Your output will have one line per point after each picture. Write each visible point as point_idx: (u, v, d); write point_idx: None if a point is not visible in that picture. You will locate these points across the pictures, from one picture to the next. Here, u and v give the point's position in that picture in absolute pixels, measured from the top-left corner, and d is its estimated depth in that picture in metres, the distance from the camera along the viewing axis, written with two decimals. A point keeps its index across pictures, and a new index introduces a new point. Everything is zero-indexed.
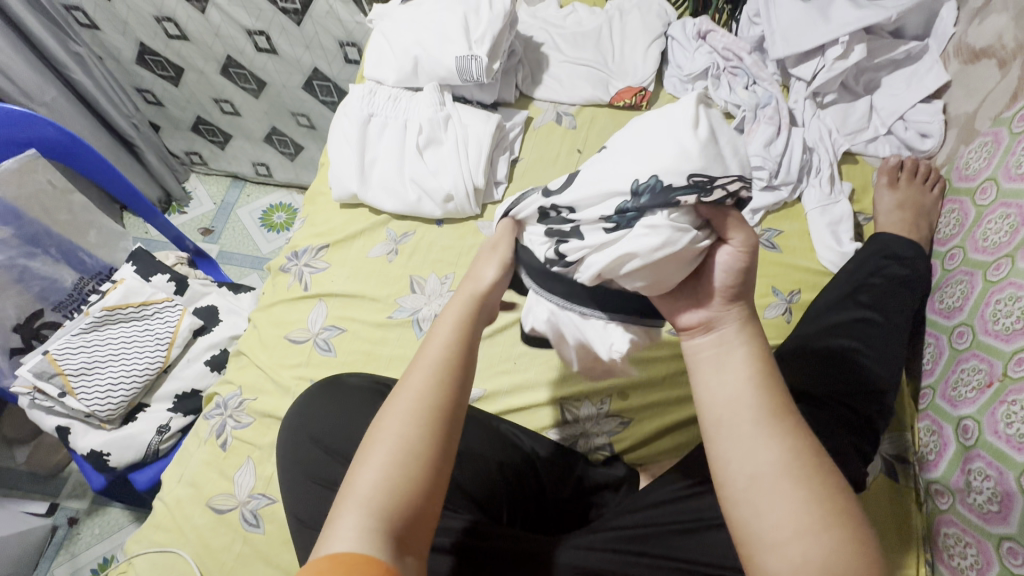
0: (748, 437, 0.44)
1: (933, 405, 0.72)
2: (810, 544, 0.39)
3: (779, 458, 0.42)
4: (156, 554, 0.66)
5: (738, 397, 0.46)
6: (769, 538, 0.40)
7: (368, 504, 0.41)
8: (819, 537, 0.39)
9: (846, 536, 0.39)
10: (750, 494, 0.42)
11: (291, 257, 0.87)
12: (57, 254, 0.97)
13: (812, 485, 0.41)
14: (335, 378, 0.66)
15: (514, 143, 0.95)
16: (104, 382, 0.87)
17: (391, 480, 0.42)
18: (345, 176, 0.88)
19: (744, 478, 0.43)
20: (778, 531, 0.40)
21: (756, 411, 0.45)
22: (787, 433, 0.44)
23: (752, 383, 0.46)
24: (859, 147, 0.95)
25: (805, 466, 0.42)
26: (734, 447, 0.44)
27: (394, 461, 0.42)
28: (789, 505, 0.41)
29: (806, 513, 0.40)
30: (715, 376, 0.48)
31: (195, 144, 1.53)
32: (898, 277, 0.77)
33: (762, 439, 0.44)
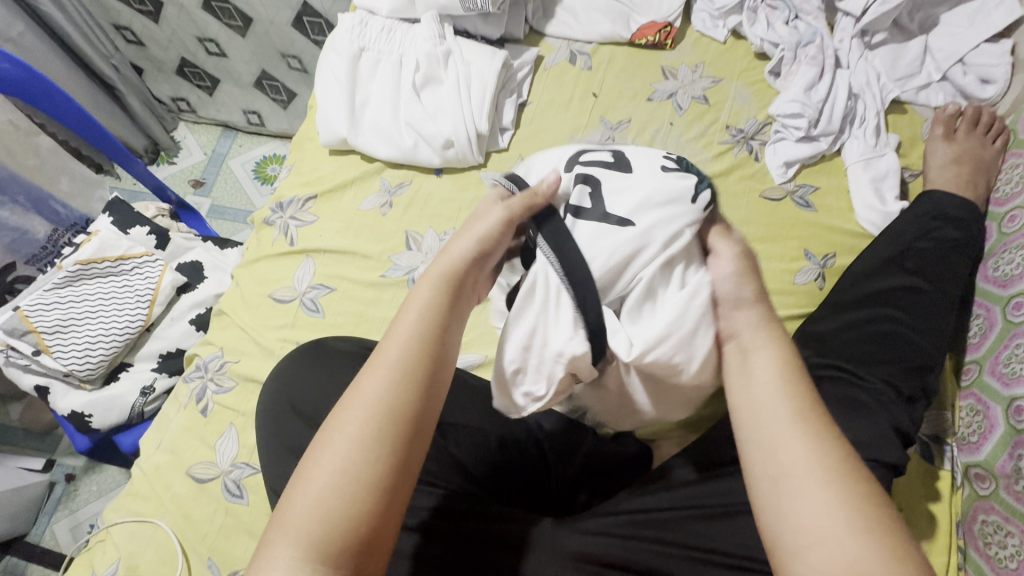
0: (778, 444, 0.38)
1: (979, 382, 0.66)
2: (837, 556, 0.34)
3: (812, 462, 0.37)
4: (134, 524, 0.62)
5: (767, 390, 0.41)
6: (794, 547, 0.35)
7: (310, 511, 0.34)
8: (846, 548, 0.34)
9: (884, 551, 0.34)
10: (775, 498, 0.37)
11: (275, 209, 0.80)
12: (27, 203, 0.90)
13: (842, 491, 0.36)
14: (321, 341, 0.60)
15: (522, 85, 0.85)
16: (82, 340, 0.82)
17: (345, 480, 0.35)
18: (334, 119, 0.79)
19: (768, 479, 0.38)
20: (801, 541, 0.35)
21: (789, 407, 0.40)
22: (824, 432, 0.38)
23: (786, 374, 0.41)
24: (909, 95, 0.84)
25: (845, 481, 0.36)
26: (760, 446, 0.39)
27: (340, 473, 0.35)
28: (818, 517, 0.35)
29: (834, 524, 0.35)
30: (753, 376, 0.42)
31: (181, 88, 1.42)
32: (950, 240, 0.68)
33: (792, 440, 0.38)
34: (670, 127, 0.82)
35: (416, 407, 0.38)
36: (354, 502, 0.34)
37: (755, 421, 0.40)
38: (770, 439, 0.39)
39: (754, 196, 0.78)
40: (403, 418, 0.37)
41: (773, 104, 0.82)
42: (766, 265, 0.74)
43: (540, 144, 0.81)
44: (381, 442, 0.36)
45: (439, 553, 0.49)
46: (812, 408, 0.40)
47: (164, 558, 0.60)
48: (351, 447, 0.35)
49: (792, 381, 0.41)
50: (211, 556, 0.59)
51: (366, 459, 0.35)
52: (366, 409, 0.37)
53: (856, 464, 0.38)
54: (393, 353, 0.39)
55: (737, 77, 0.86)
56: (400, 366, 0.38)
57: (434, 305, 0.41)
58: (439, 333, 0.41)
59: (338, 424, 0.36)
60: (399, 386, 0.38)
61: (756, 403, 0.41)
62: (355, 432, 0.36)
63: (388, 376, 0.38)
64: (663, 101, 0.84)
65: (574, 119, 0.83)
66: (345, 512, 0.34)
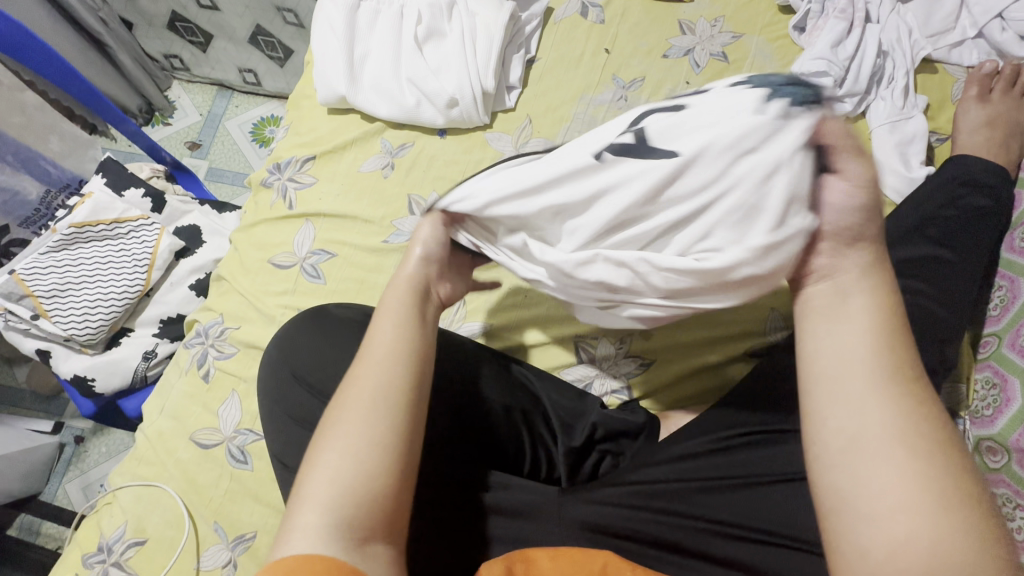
0: (861, 405, 0.36)
1: (997, 356, 0.64)
2: (922, 529, 0.32)
3: (895, 425, 0.35)
4: (140, 487, 0.63)
5: (860, 343, 0.37)
6: (860, 515, 0.34)
7: (332, 485, 0.36)
8: (929, 520, 0.32)
9: (961, 528, 0.32)
10: (849, 458, 0.35)
11: (273, 170, 0.77)
12: (15, 162, 0.88)
13: (930, 459, 0.34)
14: (322, 308, 0.59)
15: (531, 40, 0.80)
16: (80, 304, 0.81)
17: (363, 455, 0.37)
18: (332, 75, 0.75)
19: (847, 439, 0.36)
20: (872, 509, 0.34)
21: (880, 365, 0.36)
22: (910, 402, 0.36)
23: (880, 333, 0.37)
24: (941, 53, 0.79)
25: (932, 446, 0.34)
26: (841, 404, 0.36)
27: (351, 454, 0.37)
28: (891, 488, 0.34)
29: (909, 496, 0.33)
30: (839, 326, 0.38)
31: (173, 44, 1.36)
32: (977, 208, 0.65)
33: (867, 407, 0.36)
34: (685, 86, 0.77)
35: (410, 389, 0.41)
36: (373, 474, 0.37)
37: (840, 382, 0.37)
38: (833, 404, 0.37)
39: None
40: (401, 400, 0.40)
41: (796, 61, 0.78)
42: None
43: (549, 103, 0.77)
44: (384, 421, 0.39)
45: (445, 519, 0.50)
46: (901, 373, 0.37)
47: (171, 521, 0.60)
48: (365, 430, 0.38)
49: (886, 339, 0.37)
50: (217, 521, 0.60)
51: (378, 435, 0.38)
52: (367, 392, 0.40)
53: (939, 434, 0.35)
54: (379, 344, 0.42)
55: (759, 32, 0.80)
56: (392, 352, 0.42)
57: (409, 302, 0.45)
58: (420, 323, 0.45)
59: (340, 409, 0.40)
60: (390, 369, 0.41)
61: (834, 361, 0.37)
62: (361, 413, 0.39)
63: (381, 362, 0.41)
64: (679, 59, 0.79)
65: (585, 77, 0.78)
66: (363, 489, 0.36)
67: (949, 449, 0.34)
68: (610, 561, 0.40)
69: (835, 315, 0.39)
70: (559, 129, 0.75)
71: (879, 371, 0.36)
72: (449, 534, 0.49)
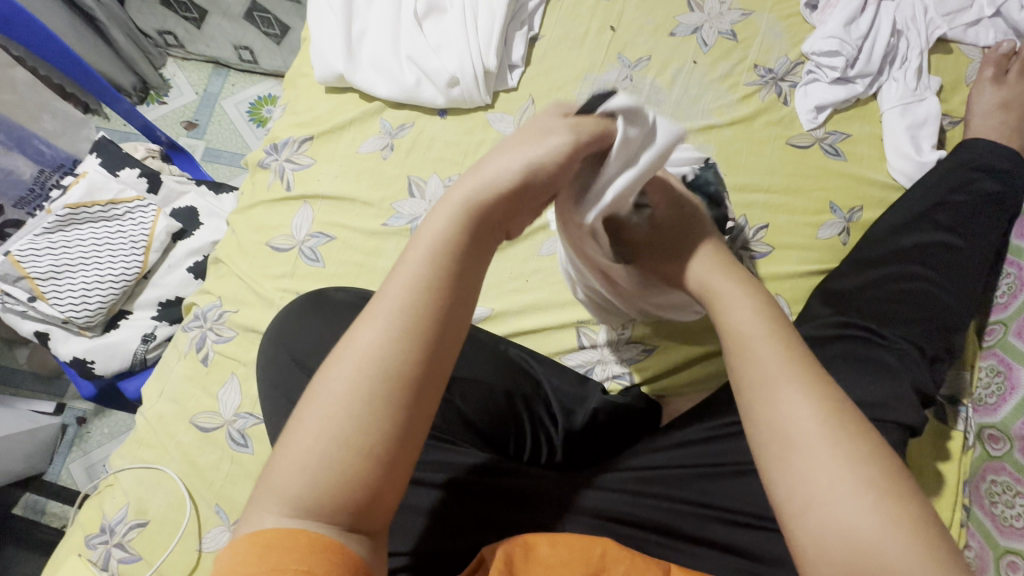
0: (771, 392, 0.38)
1: (1002, 343, 0.64)
2: (841, 515, 0.33)
3: (813, 412, 0.36)
4: (141, 469, 0.63)
5: (762, 340, 0.40)
6: (795, 508, 0.34)
7: (301, 472, 0.32)
8: (850, 505, 0.33)
9: (892, 517, 0.32)
10: (770, 449, 0.37)
11: (270, 150, 0.76)
12: (9, 141, 0.88)
13: (845, 446, 0.35)
14: (321, 292, 0.58)
15: (534, 17, 0.78)
16: (78, 286, 0.80)
17: (344, 441, 0.32)
18: (329, 53, 0.73)
19: (767, 431, 0.37)
20: (796, 502, 0.34)
21: (782, 356, 0.39)
22: (823, 392, 0.37)
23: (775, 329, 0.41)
24: (957, 32, 0.76)
25: (844, 429, 0.35)
26: (757, 396, 0.39)
27: (329, 427, 0.32)
28: (819, 477, 0.34)
29: (832, 481, 0.34)
30: (736, 328, 0.42)
31: (167, 20, 1.32)
32: (989, 193, 0.64)
33: (787, 400, 0.37)
34: (693, 66, 0.75)
35: (418, 366, 0.34)
36: (347, 465, 0.32)
37: (756, 378, 0.39)
38: (767, 401, 0.38)
39: (781, 143, 0.72)
40: (401, 375, 0.34)
41: (807, 41, 0.76)
42: (788, 217, 0.69)
43: (553, 82, 0.75)
44: (379, 398, 0.33)
45: (445, 507, 0.50)
46: (814, 370, 0.39)
47: (172, 503, 0.60)
48: (350, 403, 0.33)
49: (778, 331, 0.41)
50: (219, 503, 0.60)
51: (368, 419, 0.33)
52: (361, 362, 0.34)
53: (861, 425, 0.36)
54: (394, 300, 0.35)
55: (770, 10, 0.78)
56: (401, 316, 0.34)
57: (447, 246, 0.37)
58: (455, 274, 0.37)
59: (329, 378, 0.34)
60: (398, 339, 0.34)
61: (744, 360, 0.41)
62: (350, 385, 0.33)
63: (387, 325, 0.34)
64: (687, 37, 0.77)
65: (590, 56, 0.76)
66: (343, 470, 0.32)
67: (866, 437, 0.35)
68: (610, 549, 0.40)
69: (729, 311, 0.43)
70: None
71: (796, 369, 0.39)
72: (455, 520, 0.49)
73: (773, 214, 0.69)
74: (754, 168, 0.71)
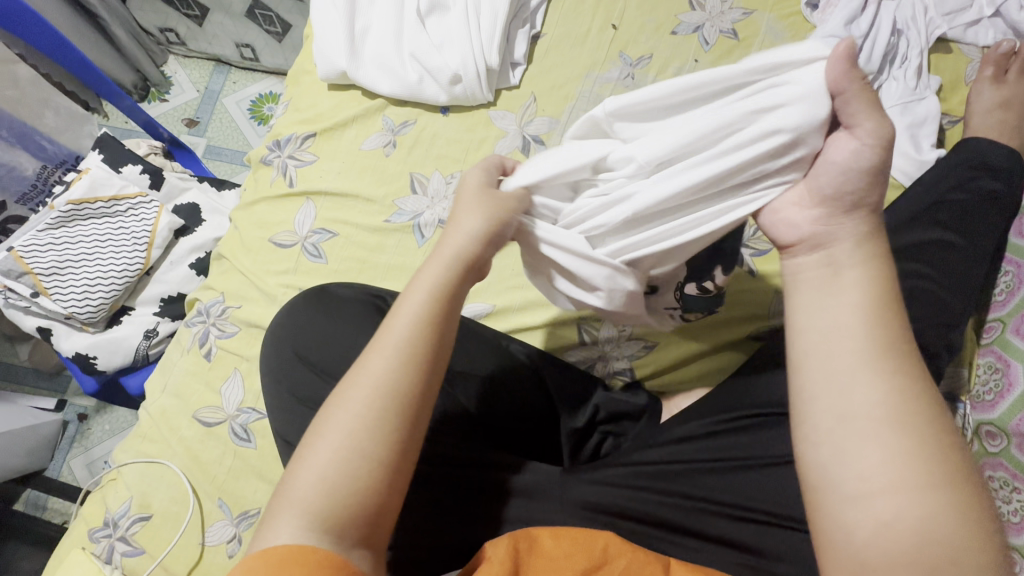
0: (847, 378, 0.35)
1: (1001, 341, 0.64)
2: (907, 509, 0.31)
3: (889, 403, 0.33)
4: (145, 464, 0.63)
5: (852, 319, 0.36)
6: (851, 491, 0.33)
7: (314, 487, 0.34)
8: (916, 498, 0.31)
9: (959, 513, 0.30)
10: (834, 438, 0.34)
11: (272, 147, 0.76)
12: (11, 137, 0.88)
13: (924, 441, 0.32)
14: (324, 287, 0.59)
15: (536, 15, 0.78)
16: (80, 282, 0.81)
17: (349, 457, 0.35)
18: (332, 50, 0.73)
19: (832, 416, 0.35)
20: (858, 487, 0.32)
21: (872, 341, 0.35)
22: (915, 385, 0.34)
23: (874, 305, 0.36)
24: (957, 32, 0.77)
25: (926, 424, 0.33)
26: (828, 381, 0.35)
27: (344, 448, 0.35)
28: (885, 468, 0.32)
29: (899, 473, 0.32)
30: (843, 305, 0.36)
31: (168, 18, 1.32)
32: (987, 192, 0.64)
33: (866, 387, 0.34)
34: (694, 64, 0.76)
35: (417, 394, 0.37)
36: (357, 484, 0.34)
37: (828, 359, 0.36)
38: (850, 382, 0.35)
39: None
40: (407, 406, 0.36)
41: (808, 39, 0.76)
42: None
43: (554, 80, 0.75)
44: (387, 425, 0.36)
45: (446, 500, 0.50)
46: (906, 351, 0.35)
47: (175, 497, 0.61)
48: (362, 429, 0.35)
49: (879, 310, 0.36)
50: (222, 497, 0.60)
51: (373, 441, 0.35)
52: (368, 390, 0.36)
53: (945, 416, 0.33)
54: (395, 336, 0.38)
55: (771, 9, 0.78)
56: (407, 351, 0.37)
57: (446, 291, 0.40)
58: (452, 314, 0.40)
59: (340, 403, 0.36)
60: (400, 367, 0.37)
61: (834, 333, 0.36)
62: (359, 412, 0.35)
63: (395, 360, 0.37)
64: (688, 36, 0.77)
65: (591, 54, 0.77)
66: (354, 485, 0.34)
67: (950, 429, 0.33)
68: (612, 544, 0.40)
69: (823, 288, 0.38)
70: (564, 108, 0.73)
71: (886, 350, 0.35)
72: (450, 508, 0.50)
73: None
74: None
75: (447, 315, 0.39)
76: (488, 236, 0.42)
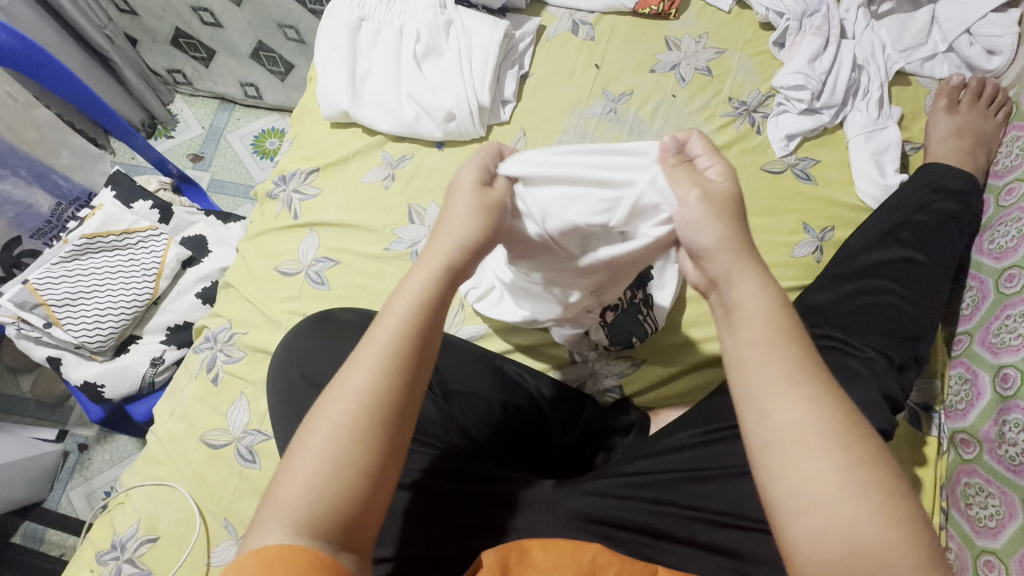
0: (775, 400, 0.38)
1: (969, 352, 0.68)
2: (837, 520, 0.35)
3: (807, 422, 0.37)
4: (152, 487, 0.65)
5: (756, 352, 0.40)
6: (782, 512, 0.36)
7: (301, 494, 0.36)
8: (845, 510, 0.35)
9: (882, 512, 0.35)
10: (766, 461, 0.38)
11: (278, 181, 0.80)
12: (29, 175, 0.92)
13: (850, 459, 0.36)
14: (329, 313, 0.62)
15: (524, 56, 0.84)
16: (91, 313, 0.84)
17: (336, 465, 0.36)
18: (335, 92, 0.78)
19: (761, 442, 0.38)
20: (799, 503, 0.36)
21: (781, 368, 0.39)
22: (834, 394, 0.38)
23: (772, 334, 0.40)
24: (914, 66, 0.83)
25: (848, 438, 0.37)
26: (752, 409, 0.39)
27: (327, 457, 0.37)
28: (823, 486, 0.35)
29: (828, 489, 0.35)
30: (752, 322, 0.41)
31: (176, 60, 1.38)
32: (948, 213, 0.69)
33: (793, 406, 0.38)
34: (672, 99, 0.81)
35: (399, 399, 0.39)
36: (345, 490, 0.36)
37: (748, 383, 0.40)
38: (772, 407, 0.38)
39: (755, 168, 0.78)
40: (387, 411, 0.38)
41: (777, 75, 0.82)
42: (765, 237, 0.74)
43: (543, 116, 0.81)
44: (366, 433, 0.37)
45: (446, 513, 0.52)
46: (822, 372, 0.39)
47: (182, 519, 0.63)
48: (353, 433, 0.37)
49: (779, 336, 0.40)
50: (228, 517, 0.62)
51: (357, 450, 0.37)
52: (354, 399, 0.38)
53: (866, 430, 0.38)
54: (381, 344, 0.40)
55: (741, 48, 0.84)
56: (390, 358, 0.39)
57: (428, 296, 0.42)
58: (433, 318, 0.42)
59: (328, 411, 0.38)
60: (384, 376, 0.39)
61: (746, 366, 0.40)
62: (343, 423, 0.38)
63: (374, 367, 0.39)
64: (666, 73, 0.83)
65: (576, 91, 0.82)
66: (340, 491, 0.36)
67: (870, 440, 0.37)
68: (601, 555, 0.43)
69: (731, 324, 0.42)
70: (552, 141, 0.79)
71: (789, 368, 0.39)
72: (443, 519, 0.52)
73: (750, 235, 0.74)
74: None
75: (429, 326, 0.42)
76: (472, 242, 0.44)
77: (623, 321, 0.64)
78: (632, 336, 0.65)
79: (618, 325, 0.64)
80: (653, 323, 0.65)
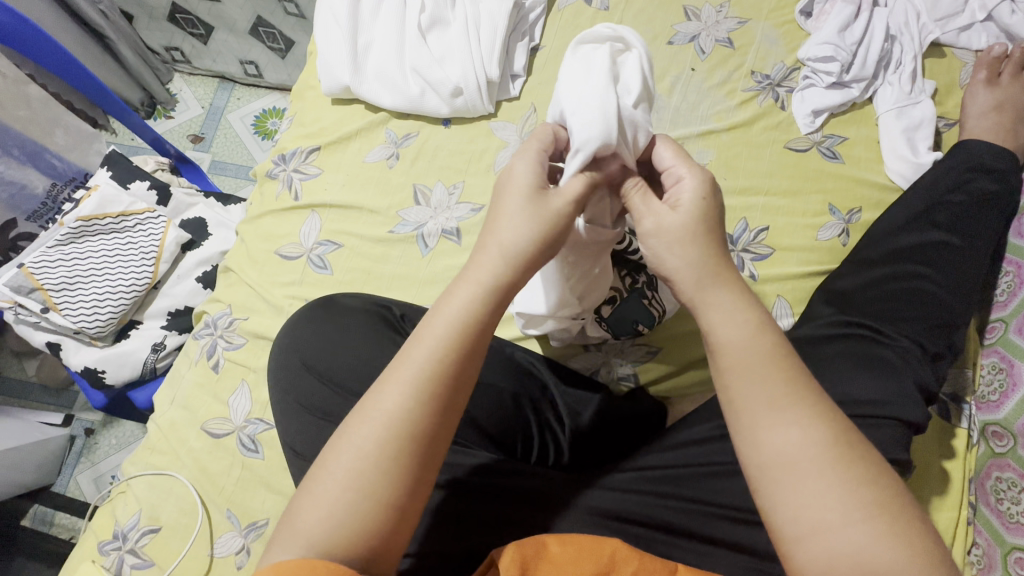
0: (765, 424, 0.37)
1: (1003, 341, 0.65)
2: (842, 544, 0.33)
3: (800, 445, 0.35)
4: (153, 476, 0.63)
5: (743, 372, 0.38)
6: (786, 537, 0.35)
7: (321, 521, 0.34)
8: (854, 534, 0.33)
9: (889, 536, 0.33)
10: (763, 489, 0.36)
11: (278, 161, 0.77)
12: (22, 155, 0.90)
13: (847, 476, 0.34)
14: (329, 298, 0.59)
15: (535, 27, 0.80)
16: (89, 297, 0.82)
17: (360, 492, 0.35)
18: (336, 66, 0.75)
19: (756, 468, 0.37)
20: (799, 528, 0.34)
21: (769, 389, 0.37)
22: (826, 412, 0.37)
23: (755, 342, 0.39)
24: (950, 37, 0.78)
25: (845, 454, 0.35)
26: (743, 434, 0.38)
27: (353, 479, 0.35)
28: (823, 509, 0.34)
29: (833, 513, 0.34)
30: (729, 342, 0.39)
31: (174, 37, 1.34)
32: (986, 193, 0.65)
33: (782, 429, 0.36)
34: (691, 73, 0.77)
35: (432, 425, 0.37)
36: (370, 518, 0.34)
37: (734, 408, 0.38)
38: (760, 432, 0.37)
39: (778, 147, 0.74)
40: (418, 438, 0.36)
41: (802, 47, 0.77)
42: (788, 219, 0.70)
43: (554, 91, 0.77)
44: (399, 462, 0.35)
45: (459, 506, 0.50)
46: (806, 388, 0.38)
47: (184, 509, 0.61)
48: (378, 461, 0.35)
49: (763, 348, 0.39)
50: (230, 508, 0.60)
51: (383, 478, 0.35)
52: (382, 422, 0.36)
53: (856, 440, 0.36)
54: (410, 370, 0.37)
55: (765, 17, 0.80)
56: (423, 384, 0.37)
57: (471, 314, 0.39)
58: (475, 342, 0.39)
59: (354, 433, 0.36)
60: (415, 400, 0.36)
61: (735, 388, 0.38)
62: (369, 449, 0.35)
63: (410, 392, 0.37)
64: (684, 45, 0.78)
65: None
66: (361, 517, 0.34)
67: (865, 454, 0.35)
68: (619, 549, 0.40)
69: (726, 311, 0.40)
70: None
71: (772, 392, 0.37)
72: (449, 517, 0.50)
73: (772, 217, 0.70)
74: (752, 172, 0.72)
75: (472, 351, 0.39)
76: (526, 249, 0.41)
77: (624, 310, 0.60)
78: (639, 324, 0.60)
79: (620, 316, 0.60)
80: (661, 307, 0.60)
